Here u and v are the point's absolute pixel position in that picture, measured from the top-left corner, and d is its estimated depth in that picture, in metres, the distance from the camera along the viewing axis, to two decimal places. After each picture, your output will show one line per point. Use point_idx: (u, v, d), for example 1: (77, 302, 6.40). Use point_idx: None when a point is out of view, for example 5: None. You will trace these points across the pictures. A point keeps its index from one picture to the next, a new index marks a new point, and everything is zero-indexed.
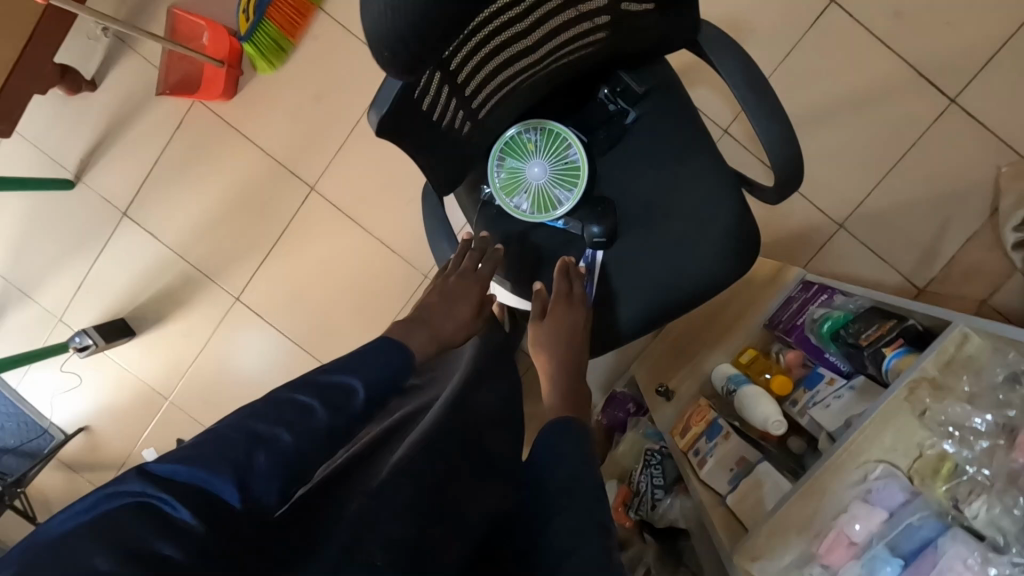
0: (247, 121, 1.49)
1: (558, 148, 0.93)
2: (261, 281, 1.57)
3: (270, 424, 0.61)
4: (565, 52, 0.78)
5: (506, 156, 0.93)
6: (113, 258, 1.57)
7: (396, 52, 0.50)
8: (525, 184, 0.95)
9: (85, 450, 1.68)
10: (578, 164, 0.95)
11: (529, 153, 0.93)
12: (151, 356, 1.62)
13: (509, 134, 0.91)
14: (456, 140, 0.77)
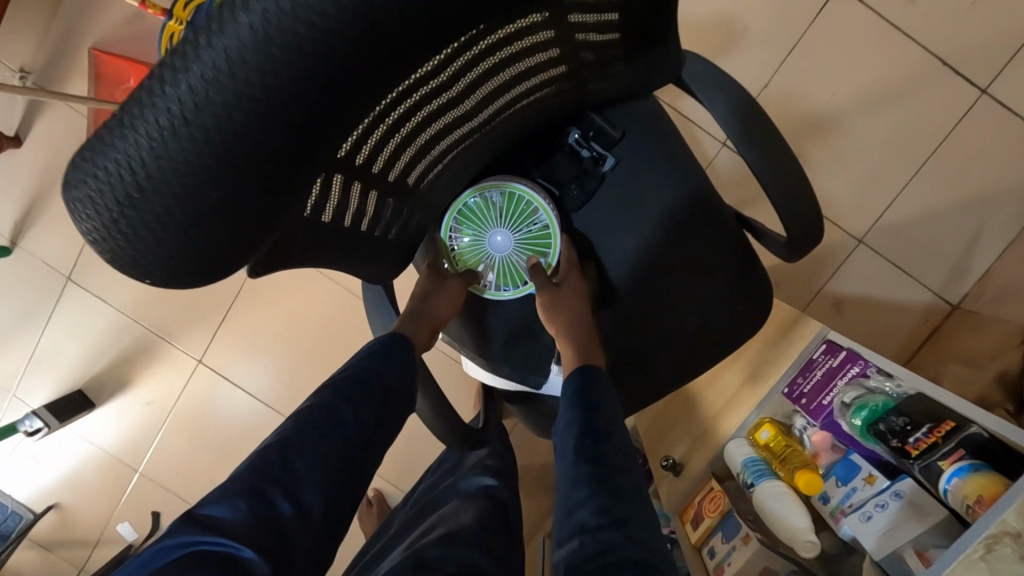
0: None
1: (524, 215, 0.81)
2: (224, 340, 1.43)
3: (306, 438, 0.66)
4: (509, 110, 0.62)
5: (463, 223, 0.82)
6: (61, 325, 1.44)
7: (160, 267, 0.32)
8: (487, 255, 0.85)
9: (58, 528, 1.57)
10: (548, 231, 0.82)
11: (490, 220, 0.81)
12: (116, 428, 1.50)
13: (464, 200, 0.79)
14: (387, 230, 0.62)
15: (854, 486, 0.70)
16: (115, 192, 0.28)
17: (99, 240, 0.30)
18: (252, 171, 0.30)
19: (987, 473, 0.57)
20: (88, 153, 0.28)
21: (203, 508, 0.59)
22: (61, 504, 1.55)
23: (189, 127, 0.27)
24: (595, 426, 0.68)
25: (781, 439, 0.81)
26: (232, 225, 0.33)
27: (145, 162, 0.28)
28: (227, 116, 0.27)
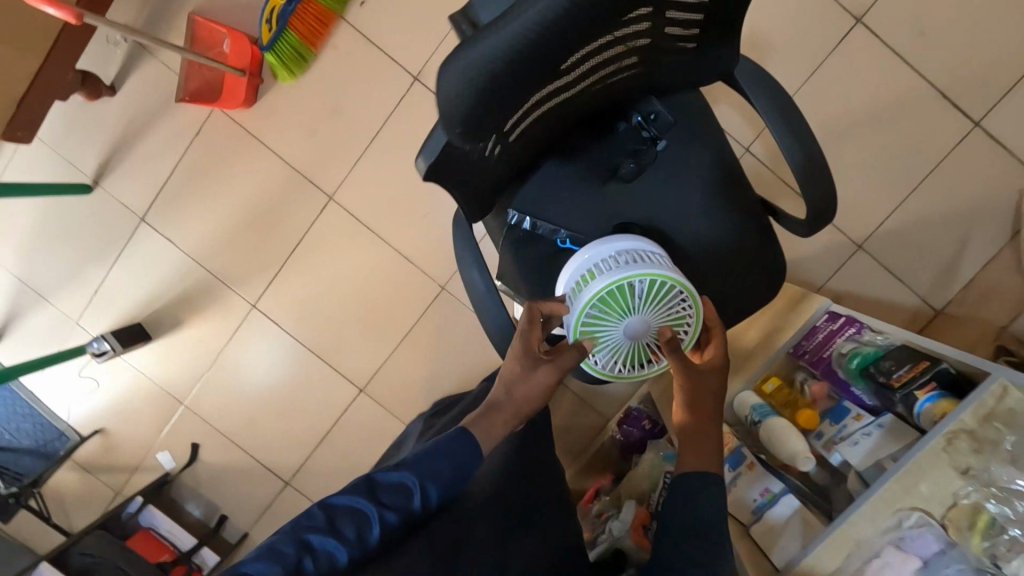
0: (266, 129, 1.48)
1: (667, 298, 0.85)
2: (279, 290, 1.57)
3: (323, 532, 0.69)
4: (601, 81, 0.77)
5: (601, 305, 0.85)
6: (130, 262, 1.58)
7: (465, 126, 0.53)
8: (622, 340, 0.88)
9: (99, 453, 1.69)
10: (683, 313, 0.88)
11: (633, 304, 0.85)
12: (166, 362, 1.63)
13: (610, 283, 0.84)
14: (487, 169, 0.76)
15: (845, 423, 0.85)
16: (470, 77, 0.48)
17: (442, 101, 0.50)
18: (541, 63, 0.51)
19: (945, 397, 0.76)
20: (460, 49, 0.48)
21: (290, 532, 0.69)
22: (106, 429, 1.67)
23: (530, 41, 0.47)
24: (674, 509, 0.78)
25: (785, 388, 0.97)
26: (512, 93, 0.53)
27: (496, 55, 0.47)
28: (548, 31, 0.47)
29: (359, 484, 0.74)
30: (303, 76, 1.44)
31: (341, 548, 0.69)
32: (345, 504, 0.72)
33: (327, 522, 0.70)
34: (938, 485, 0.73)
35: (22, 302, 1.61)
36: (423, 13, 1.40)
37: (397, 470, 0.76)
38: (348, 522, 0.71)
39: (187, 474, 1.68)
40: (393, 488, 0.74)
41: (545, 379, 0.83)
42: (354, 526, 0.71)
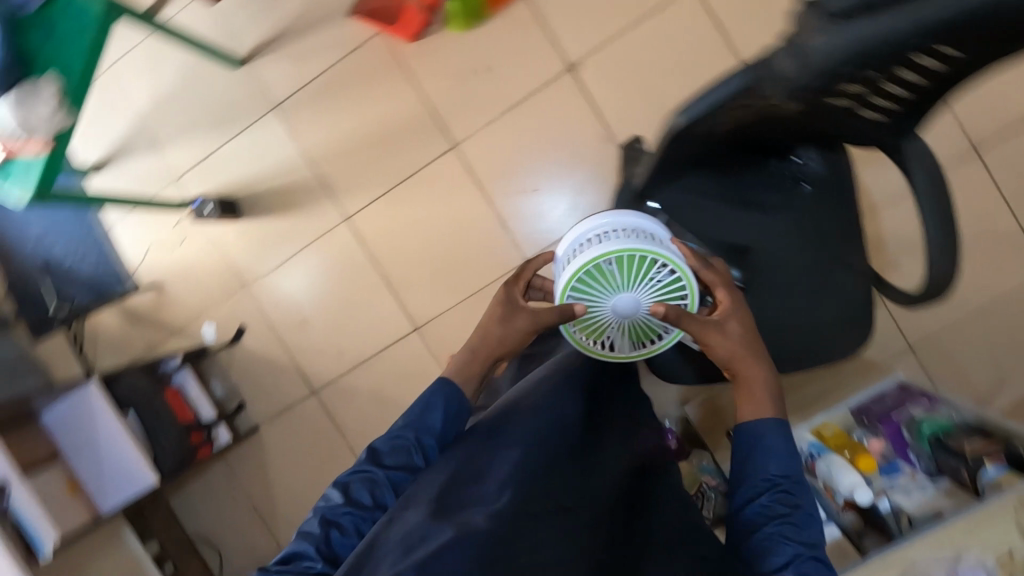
0: (419, 66, 1.58)
1: (649, 267, 0.89)
2: (375, 213, 1.64)
3: (346, 503, 0.78)
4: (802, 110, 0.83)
5: (588, 285, 0.90)
6: (247, 141, 1.65)
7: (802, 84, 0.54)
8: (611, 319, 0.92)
9: (148, 307, 1.74)
10: (678, 284, 0.90)
11: (615, 280, 0.89)
12: (245, 243, 1.69)
13: (588, 262, 0.89)
14: (682, 141, 0.81)
15: (899, 476, 1.04)
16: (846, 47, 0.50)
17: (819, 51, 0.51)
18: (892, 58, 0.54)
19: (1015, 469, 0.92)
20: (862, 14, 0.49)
21: (314, 514, 0.78)
22: (164, 286, 1.72)
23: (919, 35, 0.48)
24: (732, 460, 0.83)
25: (842, 436, 1.10)
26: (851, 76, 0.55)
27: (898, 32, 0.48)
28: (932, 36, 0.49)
29: (360, 462, 0.82)
30: (470, 31, 1.55)
31: (359, 515, 0.77)
32: (355, 480, 0.80)
33: (343, 496, 0.79)
34: (994, 532, 0.87)
35: (136, 144, 1.68)
36: (597, 12, 1.51)
37: (392, 437, 0.83)
38: (362, 492, 0.78)
39: (223, 353, 1.72)
40: (389, 454, 0.82)
41: (521, 325, 0.91)
42: (367, 494, 0.78)
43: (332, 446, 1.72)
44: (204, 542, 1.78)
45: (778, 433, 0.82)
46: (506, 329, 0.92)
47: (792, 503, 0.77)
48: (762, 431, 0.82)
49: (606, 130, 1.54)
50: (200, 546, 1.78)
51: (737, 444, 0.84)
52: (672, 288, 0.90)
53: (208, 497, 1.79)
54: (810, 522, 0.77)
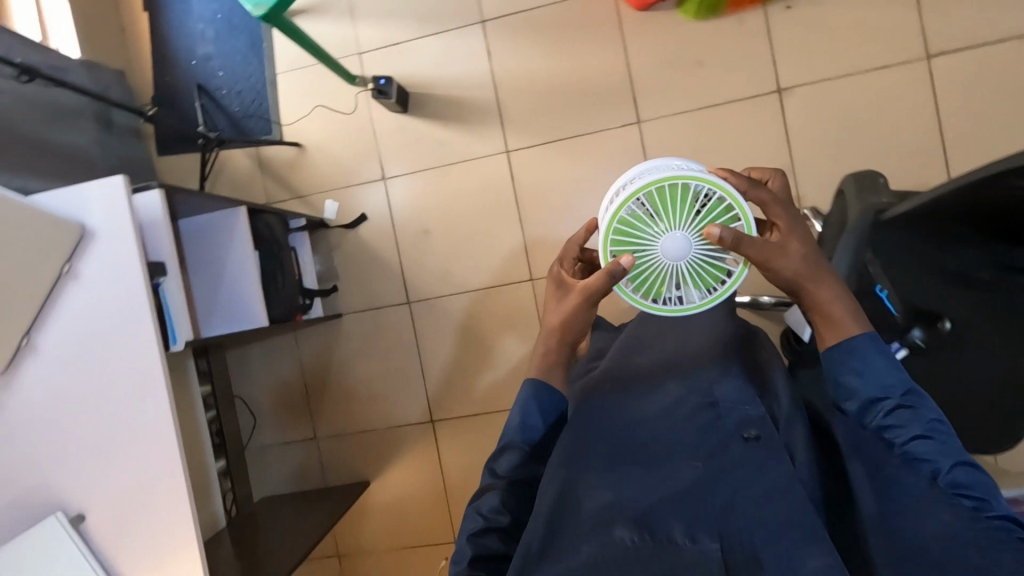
0: (636, 36, 1.58)
1: (689, 195, 0.82)
2: (536, 156, 1.63)
3: (491, 512, 0.82)
4: None
5: (631, 242, 0.85)
6: (442, 43, 1.64)
7: None
8: (667, 270, 0.85)
9: (282, 162, 1.71)
10: (724, 206, 0.82)
11: (655, 224, 0.83)
12: (400, 138, 1.67)
13: (612, 216, 0.84)
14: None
15: None
16: None
17: None
18: None
19: None
20: None
21: (462, 534, 0.81)
22: (305, 148, 1.70)
23: None
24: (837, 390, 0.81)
25: None
26: None
27: None
28: None
29: (482, 483, 0.86)
30: (701, 20, 1.55)
31: (504, 518, 0.82)
32: (489, 496, 0.84)
33: (481, 515, 0.82)
34: None
35: (335, 8, 1.68)
36: (826, 49, 1.51)
37: (501, 449, 0.89)
38: (504, 502, 0.83)
39: (336, 233, 1.71)
40: (508, 466, 0.86)
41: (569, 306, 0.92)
42: (502, 504, 0.83)
43: (405, 360, 1.72)
44: (246, 404, 1.79)
45: (865, 345, 0.79)
46: (556, 312, 0.94)
47: (909, 417, 0.75)
48: (848, 348, 0.79)
49: (790, 161, 1.54)
50: (242, 405, 1.79)
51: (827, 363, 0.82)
52: (717, 212, 0.82)
53: (265, 362, 1.78)
54: (938, 428, 0.74)
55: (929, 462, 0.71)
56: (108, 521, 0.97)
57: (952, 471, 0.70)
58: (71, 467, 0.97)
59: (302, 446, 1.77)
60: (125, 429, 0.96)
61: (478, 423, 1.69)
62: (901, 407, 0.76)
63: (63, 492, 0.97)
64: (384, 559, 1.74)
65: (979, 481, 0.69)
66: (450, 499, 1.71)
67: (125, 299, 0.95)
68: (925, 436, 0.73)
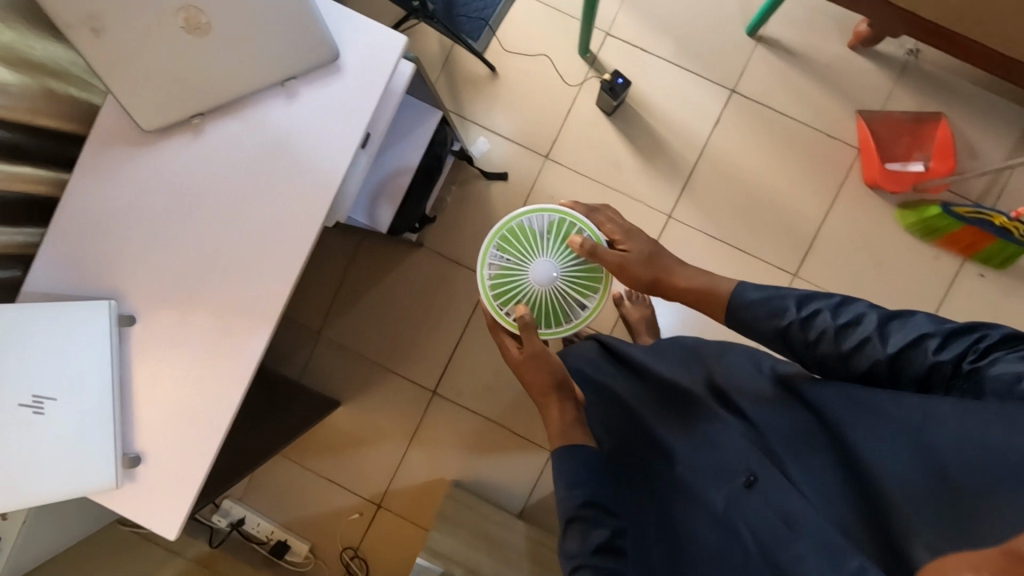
0: (846, 203, 1.54)
1: (530, 233, 1.25)
2: (691, 238, 1.56)
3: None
4: None
5: (511, 285, 1.24)
6: (685, 81, 1.55)
7: None
8: (546, 295, 1.23)
9: (468, 74, 1.58)
10: (556, 228, 1.25)
11: (521, 267, 1.24)
12: (588, 134, 1.57)
13: (489, 271, 1.24)
14: None
15: None
16: None
17: None
18: None
19: None
20: None
21: None
22: (498, 79, 1.57)
23: None
24: (767, 341, 0.89)
25: None
26: None
27: None
28: None
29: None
30: (908, 232, 1.52)
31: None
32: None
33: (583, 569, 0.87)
34: None
35: None
36: None
37: (566, 531, 0.92)
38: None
39: (468, 170, 1.59)
40: (579, 541, 0.90)
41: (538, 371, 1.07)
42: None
43: (450, 324, 1.63)
44: None
45: (744, 300, 0.91)
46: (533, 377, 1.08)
47: (828, 318, 0.83)
48: (745, 309, 0.91)
49: None
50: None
51: (741, 323, 0.91)
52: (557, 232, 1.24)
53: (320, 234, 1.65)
54: (851, 306, 0.83)
55: (869, 346, 0.79)
56: (160, 346, 0.86)
57: (884, 337, 0.79)
58: (157, 269, 0.85)
59: (300, 331, 1.65)
60: (236, 275, 0.85)
61: (473, 421, 1.64)
62: (814, 315, 0.84)
63: (133, 288, 0.85)
64: (305, 479, 1.66)
65: (915, 325, 0.78)
66: (404, 467, 1.65)
67: (317, 151, 0.84)
68: (851, 328, 0.81)
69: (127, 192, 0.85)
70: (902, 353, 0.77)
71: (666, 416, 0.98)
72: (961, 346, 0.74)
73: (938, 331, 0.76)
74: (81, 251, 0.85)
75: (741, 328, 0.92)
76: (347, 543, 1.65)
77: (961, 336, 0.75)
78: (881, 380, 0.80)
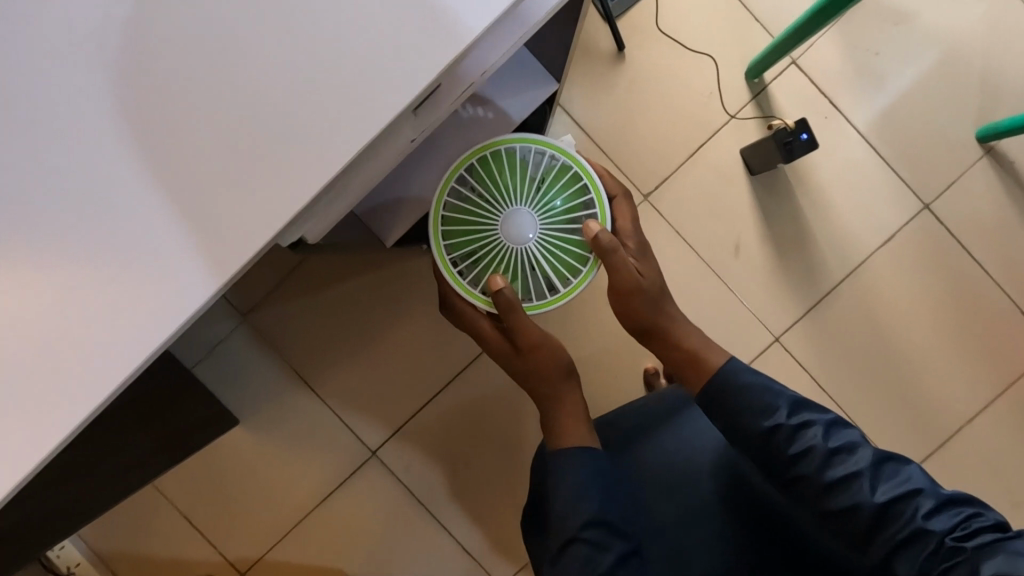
0: (1007, 410, 1.11)
1: (524, 164, 0.74)
2: (794, 380, 1.10)
3: None
4: None
5: (469, 225, 0.74)
6: (870, 168, 1.08)
7: None
8: (514, 261, 0.74)
9: (587, 39, 1.08)
10: (567, 175, 0.75)
11: (493, 205, 0.73)
12: (713, 188, 1.09)
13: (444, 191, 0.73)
14: None
15: None
16: None
17: None
18: None
19: None
20: None
21: None
22: (624, 63, 1.08)
23: None
24: (744, 440, 0.68)
25: None
26: None
27: None
28: None
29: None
30: None
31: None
32: None
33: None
34: None
35: None
36: None
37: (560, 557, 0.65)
38: None
39: None
40: (581, 571, 0.64)
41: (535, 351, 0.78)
42: None
43: (430, 370, 1.15)
44: None
45: (732, 372, 0.70)
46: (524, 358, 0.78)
47: (825, 435, 0.64)
48: (733, 392, 0.69)
49: None
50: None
51: (733, 392, 0.69)
52: (568, 182, 0.75)
53: None
54: (850, 438, 0.65)
55: (856, 484, 0.61)
56: (85, 374, 0.44)
57: (876, 481, 0.61)
58: (146, 245, 0.44)
59: (217, 305, 1.13)
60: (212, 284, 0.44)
61: (410, 512, 1.16)
62: (804, 427, 0.65)
63: (75, 230, 0.44)
64: (149, 508, 1.14)
65: (909, 476, 0.61)
66: (295, 538, 1.15)
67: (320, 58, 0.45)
68: (842, 456, 0.62)
69: (142, 47, 0.45)
70: (893, 505, 0.59)
71: (683, 521, 0.73)
72: (952, 519, 0.58)
73: (934, 493, 0.59)
74: (37, 137, 0.45)
75: (718, 407, 0.70)
76: None
77: (956, 510, 0.59)
78: (862, 529, 0.60)
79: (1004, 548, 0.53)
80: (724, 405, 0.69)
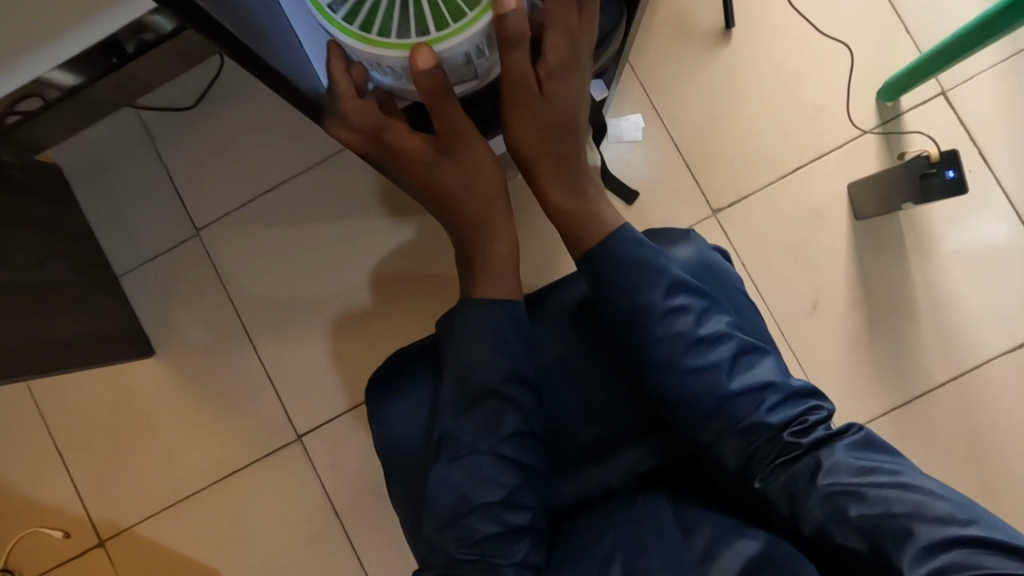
0: None
1: None
2: None
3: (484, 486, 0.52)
4: None
5: None
6: (1011, 248, 0.83)
7: None
8: None
9: (691, 6, 0.87)
10: None
11: None
12: (801, 223, 0.85)
13: None
14: None
15: None
16: None
17: None
18: None
19: None
20: None
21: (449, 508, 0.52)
22: (727, 45, 0.87)
23: None
24: (617, 298, 0.56)
25: None
26: None
27: None
28: None
29: (453, 503, 0.53)
30: None
31: (517, 517, 0.52)
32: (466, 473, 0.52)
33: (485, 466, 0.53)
34: None
35: None
36: None
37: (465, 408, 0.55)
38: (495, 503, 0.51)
39: None
40: (479, 426, 0.54)
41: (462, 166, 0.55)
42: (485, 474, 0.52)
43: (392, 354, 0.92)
44: (208, 82, 0.94)
45: (620, 238, 0.58)
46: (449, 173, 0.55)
47: (694, 307, 0.55)
48: (618, 253, 0.57)
49: None
50: (189, 62, 0.89)
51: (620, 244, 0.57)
52: None
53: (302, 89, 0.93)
54: (719, 316, 0.56)
55: (714, 370, 0.53)
56: None
57: (735, 368, 0.54)
58: None
59: (173, 209, 0.94)
60: None
61: (320, 524, 0.91)
62: (676, 303, 0.55)
63: None
64: (24, 426, 0.94)
65: (763, 368, 0.54)
66: (181, 513, 0.92)
67: None
68: (708, 339, 0.54)
69: None
70: (744, 392, 0.53)
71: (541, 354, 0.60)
72: (794, 412, 0.52)
73: (783, 386, 0.53)
74: None
75: (603, 263, 0.57)
76: (14, 562, 0.93)
77: (801, 403, 0.53)
78: (707, 412, 0.52)
79: (835, 449, 0.49)
80: (614, 257, 0.56)
